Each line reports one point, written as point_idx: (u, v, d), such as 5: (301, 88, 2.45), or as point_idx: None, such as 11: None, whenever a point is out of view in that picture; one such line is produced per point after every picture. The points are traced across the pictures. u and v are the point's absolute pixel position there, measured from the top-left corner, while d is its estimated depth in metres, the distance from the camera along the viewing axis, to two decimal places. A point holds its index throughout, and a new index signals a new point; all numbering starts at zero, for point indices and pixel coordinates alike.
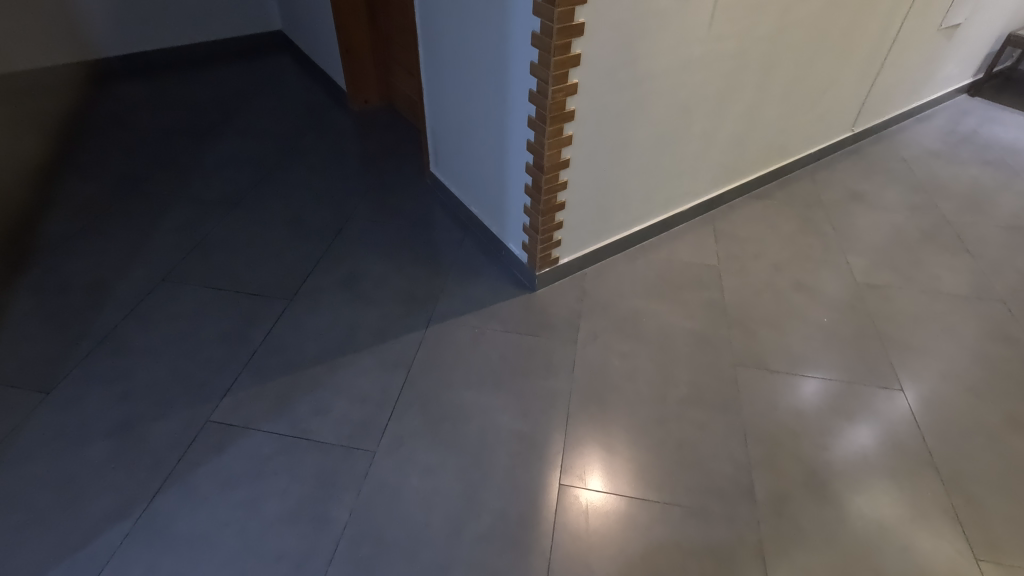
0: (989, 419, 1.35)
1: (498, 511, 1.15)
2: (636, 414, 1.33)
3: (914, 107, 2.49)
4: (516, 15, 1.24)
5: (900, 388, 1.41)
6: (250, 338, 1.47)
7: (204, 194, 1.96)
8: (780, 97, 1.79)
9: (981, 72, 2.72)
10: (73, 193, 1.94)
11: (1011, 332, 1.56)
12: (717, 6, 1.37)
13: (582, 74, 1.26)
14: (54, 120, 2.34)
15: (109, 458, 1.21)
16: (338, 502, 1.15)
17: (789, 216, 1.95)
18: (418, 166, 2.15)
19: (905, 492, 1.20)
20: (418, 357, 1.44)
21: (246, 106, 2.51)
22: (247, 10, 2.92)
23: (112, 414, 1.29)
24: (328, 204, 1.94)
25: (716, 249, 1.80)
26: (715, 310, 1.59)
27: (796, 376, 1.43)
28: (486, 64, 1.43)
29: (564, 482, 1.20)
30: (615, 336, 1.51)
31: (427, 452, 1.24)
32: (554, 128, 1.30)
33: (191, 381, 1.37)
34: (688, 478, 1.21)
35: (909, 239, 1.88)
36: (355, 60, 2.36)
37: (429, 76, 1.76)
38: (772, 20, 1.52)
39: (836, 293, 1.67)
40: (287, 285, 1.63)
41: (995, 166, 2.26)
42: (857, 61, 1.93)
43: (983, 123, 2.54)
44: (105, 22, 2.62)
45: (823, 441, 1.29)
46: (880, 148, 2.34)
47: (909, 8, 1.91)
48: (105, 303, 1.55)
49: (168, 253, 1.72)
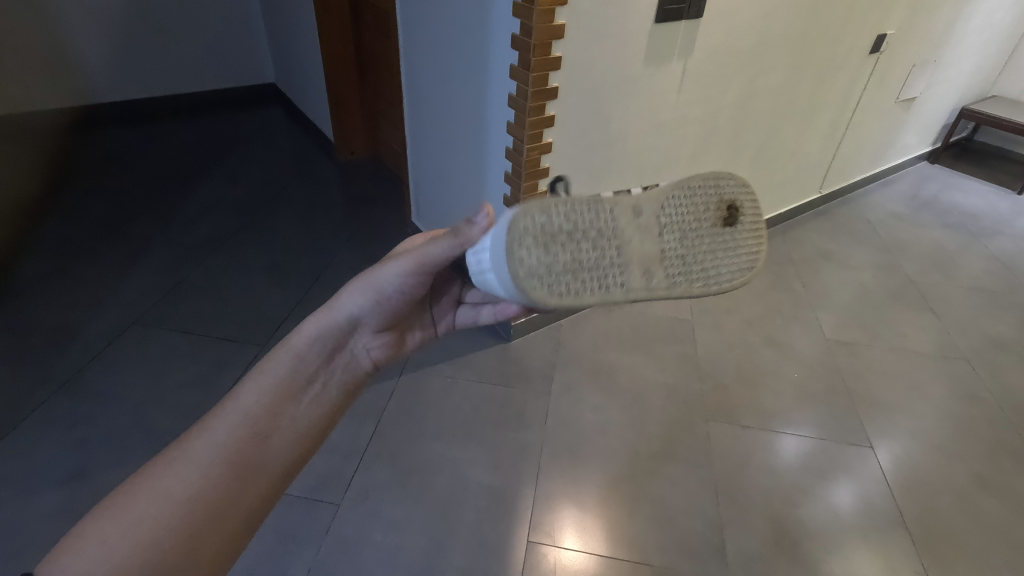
0: (956, 478, 1.35)
1: (463, 568, 1.11)
2: (608, 469, 1.31)
3: (877, 172, 2.62)
4: (494, 79, 1.30)
5: (871, 445, 1.41)
6: (220, 383, 1.45)
7: (185, 238, 1.98)
8: (747, 159, 1.88)
9: (938, 141, 2.89)
10: (53, 234, 1.95)
11: (976, 391, 1.60)
12: (685, 75, 1.45)
13: (556, 133, 1.32)
14: (39, 162, 2.37)
15: (58, 507, 1.16)
16: (297, 557, 1.11)
17: (761, 273, 2.01)
18: (400, 216, 2.19)
19: (877, 552, 1.19)
20: (390, 406, 1.42)
21: (235, 153, 2.57)
22: (242, 64, 3.03)
23: (67, 460, 1.25)
24: (308, 252, 1.96)
25: (689, 304, 1.84)
26: (689, 365, 1.61)
27: (769, 432, 1.43)
28: (466, 121, 1.49)
29: (545, 547, 1.15)
30: (587, 388, 1.51)
31: (392, 506, 1.21)
32: (530, 184, 1.35)
33: (154, 428, 1.33)
34: (657, 534, 1.19)
35: (877, 298, 1.93)
36: (344, 113, 2.44)
37: (413, 131, 1.82)
38: (738, 89, 1.61)
39: (807, 349, 1.70)
40: (261, 331, 1.62)
41: (955, 229, 2.36)
42: (820, 127, 2.04)
43: (943, 188, 2.68)
44: (100, 70, 2.69)
45: (793, 499, 1.28)
46: (847, 210, 2.44)
47: (865, 82, 2.04)
48: (74, 345, 1.53)
49: (142, 297, 1.72)
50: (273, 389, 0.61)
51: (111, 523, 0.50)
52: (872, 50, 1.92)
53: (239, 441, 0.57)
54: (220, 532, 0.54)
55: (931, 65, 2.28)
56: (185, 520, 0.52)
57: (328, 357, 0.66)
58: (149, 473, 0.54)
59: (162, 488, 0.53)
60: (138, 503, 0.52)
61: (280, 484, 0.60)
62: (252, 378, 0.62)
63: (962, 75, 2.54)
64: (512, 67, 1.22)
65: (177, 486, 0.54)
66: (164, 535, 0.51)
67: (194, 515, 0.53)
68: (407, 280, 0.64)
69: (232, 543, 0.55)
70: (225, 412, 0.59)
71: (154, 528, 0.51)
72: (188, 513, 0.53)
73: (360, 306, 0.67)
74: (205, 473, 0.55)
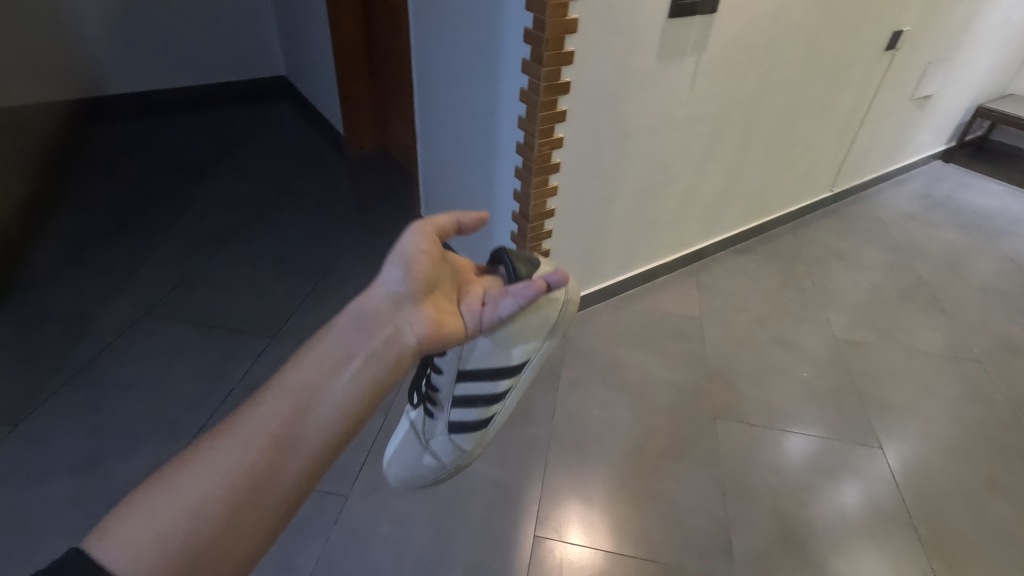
0: (966, 480, 1.34)
1: (469, 562, 1.12)
2: (614, 465, 1.31)
3: (890, 171, 2.59)
4: (506, 73, 1.30)
5: (880, 445, 1.41)
6: (229, 374, 1.46)
7: (195, 231, 1.99)
8: (759, 157, 1.86)
9: (953, 140, 2.85)
10: (65, 224, 1.96)
11: (987, 393, 1.58)
12: (698, 70, 1.44)
13: (568, 129, 1.31)
14: (52, 153, 2.39)
15: (71, 495, 1.18)
16: (305, 548, 1.12)
17: (770, 271, 2.00)
18: (409, 210, 2.19)
19: (885, 553, 1.18)
20: (397, 400, 1.43)
21: (245, 146, 2.58)
22: (253, 57, 3.04)
23: (79, 449, 1.26)
24: (317, 245, 1.96)
25: (698, 302, 1.83)
26: (696, 363, 1.60)
27: (777, 430, 1.42)
28: (476, 116, 1.49)
29: (550, 542, 1.16)
30: (594, 385, 1.51)
31: (399, 499, 1.22)
32: (540, 179, 1.35)
33: (164, 419, 1.34)
34: (663, 531, 1.19)
35: (888, 298, 1.91)
36: (353, 107, 2.44)
37: (423, 125, 1.82)
38: (751, 85, 1.60)
39: (817, 349, 1.69)
40: (270, 323, 1.63)
41: (969, 229, 2.34)
42: (833, 124, 2.02)
43: (957, 187, 2.65)
44: (112, 62, 2.70)
45: (800, 498, 1.27)
46: (859, 208, 2.42)
47: (880, 79, 2.01)
48: (86, 335, 1.55)
49: (153, 288, 1.73)
50: (318, 363, 0.60)
51: (152, 497, 0.48)
52: (887, 46, 1.90)
53: (284, 414, 0.55)
54: (268, 502, 0.51)
55: (947, 63, 2.25)
56: (229, 491, 0.50)
57: (371, 331, 0.65)
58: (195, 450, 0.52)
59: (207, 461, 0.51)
60: (183, 476, 0.50)
61: (326, 458, 0.56)
62: (297, 358, 0.61)
63: (979, 73, 2.51)
64: (524, 61, 1.21)
65: (224, 455, 0.51)
66: (207, 504, 0.48)
67: (237, 483, 0.50)
68: (428, 247, 0.73)
69: (276, 515, 0.51)
70: (272, 390, 0.58)
71: (198, 499, 0.48)
72: (231, 483, 0.50)
73: (395, 278, 0.70)
74: (249, 444, 0.52)
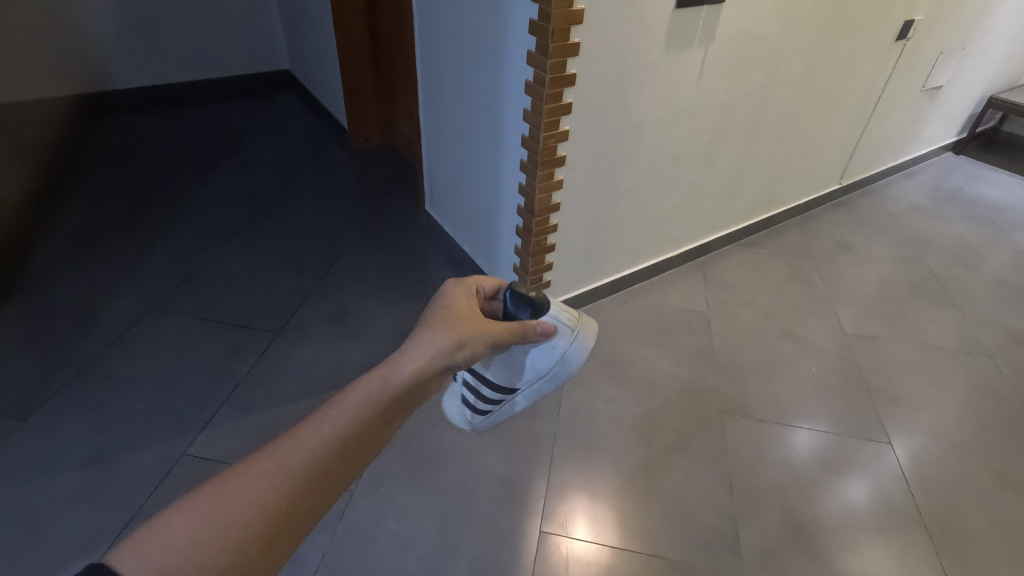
0: (977, 476, 1.33)
1: (475, 558, 1.11)
2: (621, 461, 1.31)
3: (900, 163, 2.56)
4: (511, 65, 1.28)
5: (889, 441, 1.39)
6: (235, 369, 1.46)
7: (200, 226, 1.99)
8: (767, 149, 1.84)
9: (964, 131, 2.81)
10: (70, 219, 1.96)
11: (999, 388, 1.56)
12: (705, 61, 1.41)
13: (573, 122, 1.29)
14: (57, 147, 2.39)
15: (78, 490, 1.18)
16: (312, 543, 1.12)
17: (778, 265, 1.98)
18: (413, 205, 2.18)
19: (895, 550, 1.17)
20: None
21: (250, 140, 2.58)
22: (256, 51, 3.03)
23: (87, 444, 1.27)
24: (321, 240, 1.96)
25: (705, 296, 1.82)
26: (703, 358, 1.59)
27: (786, 426, 1.41)
28: (481, 109, 1.48)
29: (555, 536, 1.15)
30: (601, 379, 1.50)
31: (405, 494, 1.21)
32: (546, 173, 1.34)
33: (171, 413, 1.34)
34: (670, 527, 1.19)
35: (898, 292, 1.89)
36: (358, 101, 2.43)
37: (428, 119, 1.81)
38: (760, 76, 1.58)
39: (826, 343, 1.67)
40: (275, 318, 1.63)
41: (980, 222, 2.31)
42: (843, 116, 1.99)
43: (968, 180, 2.61)
44: (116, 56, 2.70)
45: (809, 495, 1.26)
46: (868, 201, 2.39)
47: (891, 70, 1.98)
48: (92, 330, 1.55)
49: (159, 283, 1.73)
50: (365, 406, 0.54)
51: (154, 543, 0.41)
52: (899, 36, 1.87)
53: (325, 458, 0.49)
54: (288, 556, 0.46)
55: (959, 53, 2.22)
56: (235, 566, 0.43)
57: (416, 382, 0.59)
58: (211, 493, 0.45)
59: (223, 513, 0.44)
60: (207, 514, 0.44)
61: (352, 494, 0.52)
62: (343, 394, 0.54)
63: (991, 63, 2.47)
64: (530, 53, 1.20)
65: (240, 511, 0.44)
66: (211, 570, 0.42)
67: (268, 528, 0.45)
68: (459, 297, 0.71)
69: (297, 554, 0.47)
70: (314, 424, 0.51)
71: (204, 563, 0.41)
72: (242, 552, 0.43)
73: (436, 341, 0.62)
74: (288, 484, 0.47)
